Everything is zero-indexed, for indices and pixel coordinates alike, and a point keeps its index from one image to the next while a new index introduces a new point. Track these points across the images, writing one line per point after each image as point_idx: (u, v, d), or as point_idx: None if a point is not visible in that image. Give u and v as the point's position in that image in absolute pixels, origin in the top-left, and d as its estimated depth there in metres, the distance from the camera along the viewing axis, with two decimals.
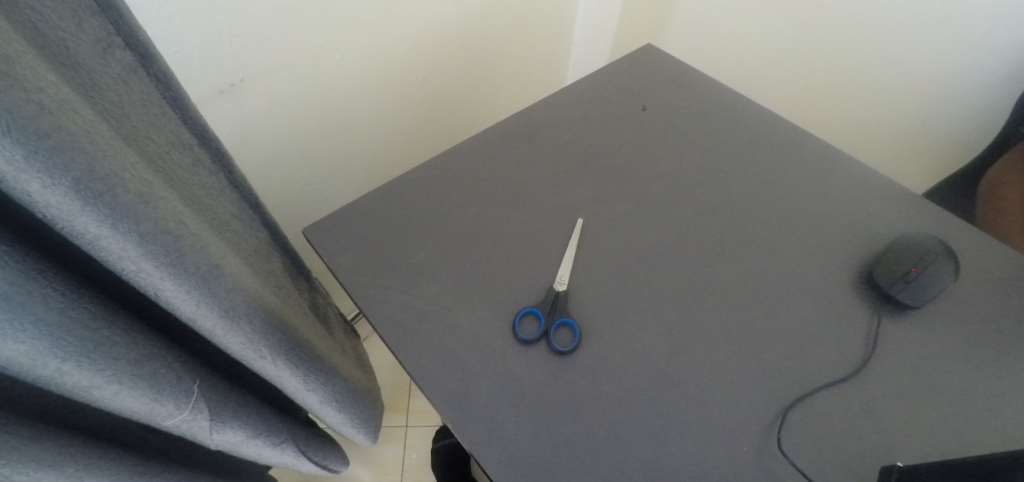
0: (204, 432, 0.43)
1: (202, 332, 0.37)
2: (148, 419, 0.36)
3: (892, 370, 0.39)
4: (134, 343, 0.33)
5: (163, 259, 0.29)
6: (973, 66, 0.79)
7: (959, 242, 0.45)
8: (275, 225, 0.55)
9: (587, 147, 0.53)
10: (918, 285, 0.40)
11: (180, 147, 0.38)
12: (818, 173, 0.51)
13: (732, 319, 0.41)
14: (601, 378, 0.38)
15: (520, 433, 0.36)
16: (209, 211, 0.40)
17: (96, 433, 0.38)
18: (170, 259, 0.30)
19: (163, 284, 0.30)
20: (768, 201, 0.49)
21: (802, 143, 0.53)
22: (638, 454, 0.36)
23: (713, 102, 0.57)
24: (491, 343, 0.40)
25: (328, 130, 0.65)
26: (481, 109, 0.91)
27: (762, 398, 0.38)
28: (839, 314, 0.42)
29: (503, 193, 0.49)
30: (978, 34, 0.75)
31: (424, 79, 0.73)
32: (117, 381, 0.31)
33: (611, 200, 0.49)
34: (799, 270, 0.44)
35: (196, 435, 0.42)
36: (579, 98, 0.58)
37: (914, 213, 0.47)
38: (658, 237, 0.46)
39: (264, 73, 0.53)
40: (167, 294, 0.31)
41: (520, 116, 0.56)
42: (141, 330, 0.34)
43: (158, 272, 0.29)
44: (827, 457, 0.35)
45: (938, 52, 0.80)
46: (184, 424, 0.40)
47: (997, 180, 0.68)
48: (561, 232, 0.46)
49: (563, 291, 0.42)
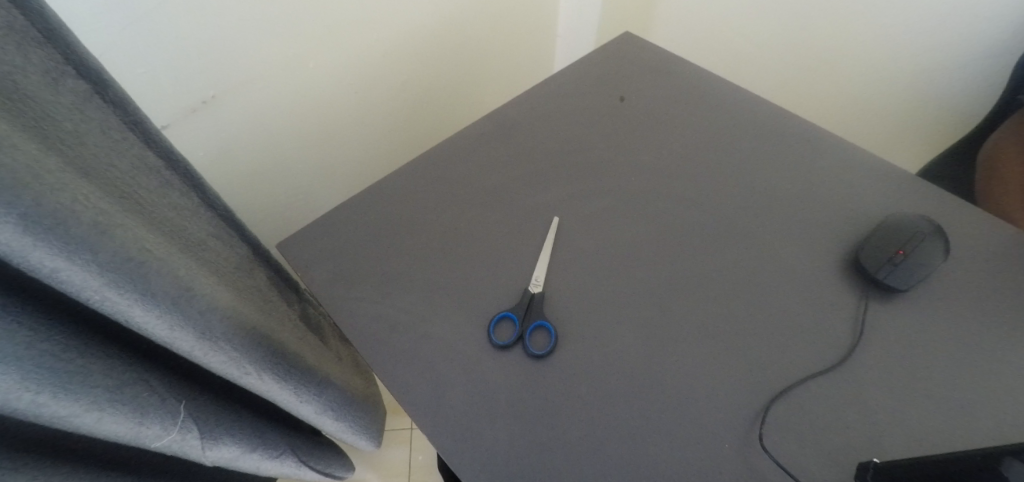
0: (196, 450, 0.43)
1: (181, 354, 0.37)
2: (136, 442, 0.36)
3: (877, 357, 0.38)
4: (110, 370, 0.33)
5: (128, 287, 0.29)
6: (965, 43, 0.78)
7: (947, 219, 0.44)
8: (255, 240, 0.55)
9: (564, 144, 0.52)
10: (905, 269, 0.39)
11: (145, 171, 0.38)
12: (799, 157, 0.50)
13: (714, 313, 0.41)
14: (579, 381, 0.38)
15: (497, 441, 0.36)
16: (182, 234, 0.40)
17: (86, 461, 0.38)
18: (135, 287, 0.30)
19: (132, 311, 0.30)
20: (749, 188, 0.48)
21: (783, 126, 0.52)
22: (617, 456, 0.35)
23: (691, 90, 0.56)
24: (467, 349, 0.39)
25: (311, 139, 0.65)
26: (468, 106, 0.90)
27: (744, 394, 0.37)
28: (824, 302, 0.41)
29: (479, 196, 0.48)
30: (967, 11, 0.75)
31: (405, 81, 0.72)
32: (97, 408, 0.31)
33: (587, 196, 0.48)
34: (782, 257, 0.43)
35: (188, 453, 0.43)
36: (555, 94, 0.57)
37: (899, 192, 0.46)
38: (635, 231, 0.46)
39: (236, 89, 0.52)
40: (140, 320, 0.32)
41: (495, 116, 0.55)
42: (118, 357, 0.35)
43: (125, 300, 0.29)
44: (813, 452, 0.34)
45: (926, 33, 0.79)
46: (174, 443, 0.40)
47: (998, 149, 0.66)
48: (537, 232, 0.46)
49: (538, 293, 0.41)
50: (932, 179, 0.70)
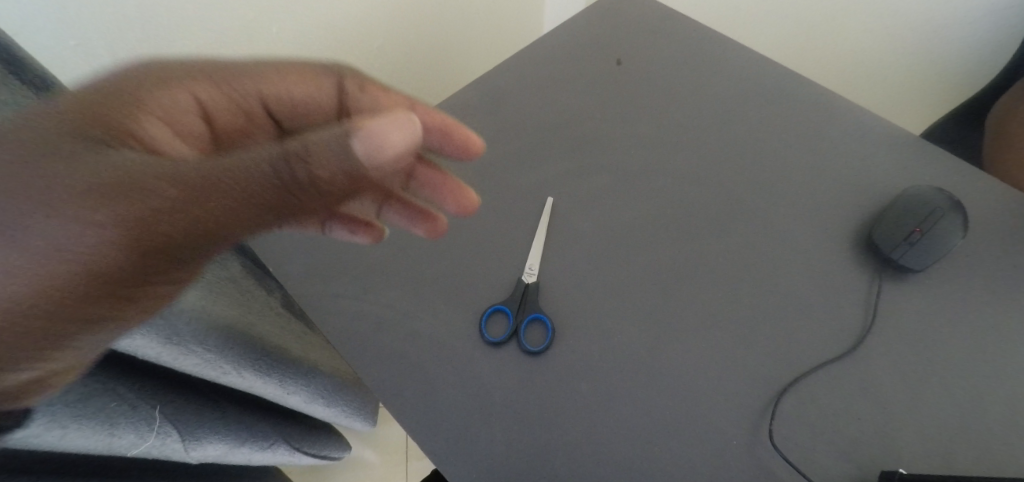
0: (179, 452, 0.41)
1: (147, 358, 0.35)
2: (110, 453, 0.34)
3: (891, 342, 0.36)
4: (69, 384, 0.30)
5: None
6: None
7: (967, 189, 0.41)
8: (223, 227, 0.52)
9: (556, 116, 0.48)
10: (922, 248, 0.37)
11: None
12: (808, 124, 0.46)
13: (719, 299, 0.38)
14: (579, 378, 0.36)
15: (493, 445, 0.34)
16: None
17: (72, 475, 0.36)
18: None
19: None
20: (755, 161, 0.45)
21: (791, 90, 0.48)
22: (620, 455, 0.34)
23: (692, 52, 0.52)
24: (458, 347, 0.37)
25: None
26: (454, 70, 0.82)
27: (752, 386, 0.35)
28: (835, 284, 0.38)
29: (466, 176, 0.45)
30: None
31: (382, 45, 0.64)
32: (60, 426, 0.28)
33: (582, 174, 0.45)
34: (791, 235, 0.41)
35: (171, 456, 0.41)
36: (544, 60, 0.52)
37: (915, 160, 0.43)
38: (634, 211, 0.42)
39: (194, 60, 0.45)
40: None
41: (480, 86, 0.50)
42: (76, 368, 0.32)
43: None
44: (823, 445, 0.33)
45: None
46: (153, 449, 0.38)
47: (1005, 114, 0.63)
48: (530, 215, 0.42)
49: (533, 283, 0.38)
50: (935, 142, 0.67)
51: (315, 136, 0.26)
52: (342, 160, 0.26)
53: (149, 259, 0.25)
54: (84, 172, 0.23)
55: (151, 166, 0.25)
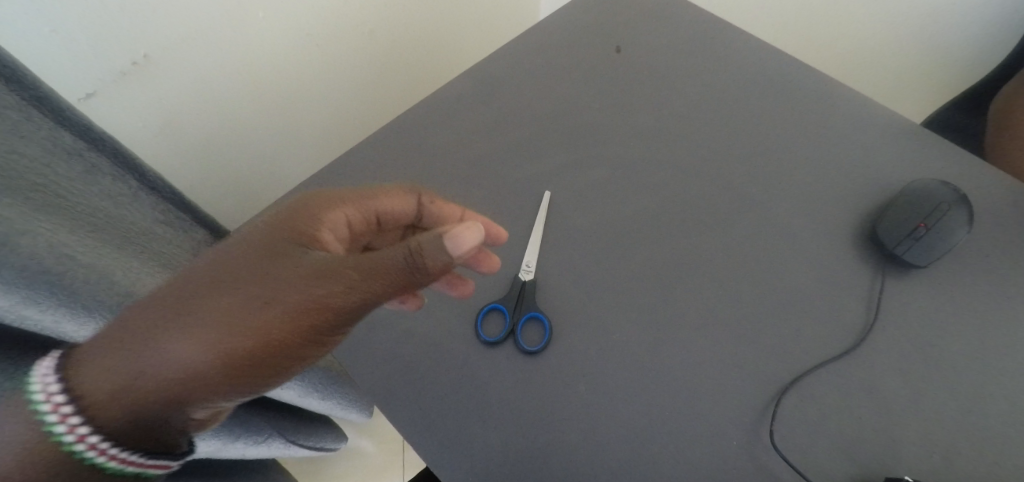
0: None
1: None
2: None
3: (894, 339, 0.35)
4: None
5: (51, 302, 0.26)
6: None
7: (976, 181, 0.40)
8: (214, 221, 0.50)
9: (553, 106, 0.47)
10: (927, 243, 0.36)
11: (62, 155, 0.32)
12: (813, 112, 0.45)
13: (719, 295, 0.37)
14: (577, 377, 0.35)
15: (489, 445, 0.34)
16: (119, 225, 0.36)
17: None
18: (61, 300, 0.26)
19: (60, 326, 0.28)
20: (758, 152, 0.43)
21: (796, 76, 0.47)
22: (619, 456, 0.33)
23: (694, 37, 0.50)
24: (453, 347, 0.36)
25: (267, 104, 0.55)
26: (448, 58, 0.79)
27: (753, 385, 0.34)
28: (838, 279, 0.38)
29: (460, 170, 0.44)
30: None
31: (373, 31, 0.62)
32: None
33: (581, 166, 0.44)
34: (793, 229, 0.40)
35: None
36: (540, 47, 0.51)
37: (922, 150, 0.42)
38: (634, 205, 0.41)
39: (175, 46, 0.43)
40: (71, 333, 0.29)
41: (474, 74, 0.49)
42: None
43: (48, 314, 0.26)
44: (823, 444, 0.33)
45: None
46: None
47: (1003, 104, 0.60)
48: (526, 211, 0.42)
49: (530, 281, 0.38)
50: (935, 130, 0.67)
51: (423, 236, 0.30)
52: (438, 255, 0.29)
53: (288, 342, 0.29)
54: (268, 269, 0.29)
55: (310, 266, 0.30)
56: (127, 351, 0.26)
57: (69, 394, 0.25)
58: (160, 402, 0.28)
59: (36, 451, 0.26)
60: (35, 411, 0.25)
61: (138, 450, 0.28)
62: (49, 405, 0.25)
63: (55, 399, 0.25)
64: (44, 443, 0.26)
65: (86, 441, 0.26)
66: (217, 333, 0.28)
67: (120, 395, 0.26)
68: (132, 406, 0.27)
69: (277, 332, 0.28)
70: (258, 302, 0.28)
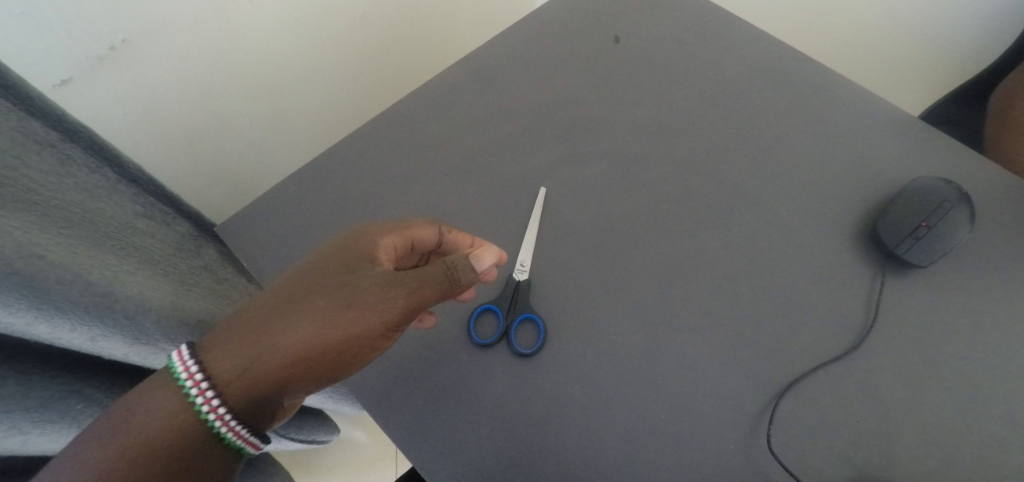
0: None
1: (115, 359, 0.34)
2: None
3: (893, 341, 0.35)
4: (30, 389, 0.28)
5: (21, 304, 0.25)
6: None
7: (986, 177, 0.39)
8: (197, 213, 0.49)
9: (549, 97, 0.46)
10: (929, 242, 0.35)
11: (34, 147, 0.31)
12: (817, 105, 0.44)
13: (718, 295, 0.37)
14: (572, 379, 0.34)
15: (483, 448, 0.33)
16: (97, 220, 0.34)
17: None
18: (31, 302, 0.26)
19: (33, 328, 0.27)
20: (759, 148, 0.42)
21: (799, 68, 0.45)
22: (614, 458, 0.33)
23: (694, 27, 0.49)
24: (446, 349, 0.36)
25: (254, 91, 0.53)
26: (441, 47, 0.76)
27: (751, 387, 0.34)
28: (838, 280, 0.37)
29: (454, 164, 0.43)
30: None
31: (364, 16, 0.59)
32: (20, 432, 0.27)
33: (577, 160, 0.42)
34: (794, 227, 0.39)
35: None
36: (536, 35, 0.49)
37: (927, 145, 0.41)
38: (632, 201, 0.40)
39: (156, 29, 0.41)
40: (48, 336, 0.28)
41: (469, 63, 0.48)
42: (40, 371, 0.30)
43: (21, 317, 0.25)
44: (820, 448, 0.32)
45: None
46: None
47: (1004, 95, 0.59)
48: (521, 207, 0.41)
49: (524, 281, 0.37)
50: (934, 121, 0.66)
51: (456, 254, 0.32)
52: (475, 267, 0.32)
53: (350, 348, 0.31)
54: (344, 276, 0.32)
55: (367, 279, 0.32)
56: (242, 344, 0.30)
57: (202, 374, 0.29)
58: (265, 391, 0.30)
59: (174, 423, 0.28)
60: (179, 386, 0.29)
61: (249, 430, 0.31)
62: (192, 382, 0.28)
63: (194, 378, 0.28)
64: (186, 413, 0.29)
65: (218, 413, 0.29)
66: (308, 333, 0.30)
67: (236, 382, 0.29)
68: (244, 394, 0.29)
69: (358, 332, 0.31)
70: (340, 305, 0.31)
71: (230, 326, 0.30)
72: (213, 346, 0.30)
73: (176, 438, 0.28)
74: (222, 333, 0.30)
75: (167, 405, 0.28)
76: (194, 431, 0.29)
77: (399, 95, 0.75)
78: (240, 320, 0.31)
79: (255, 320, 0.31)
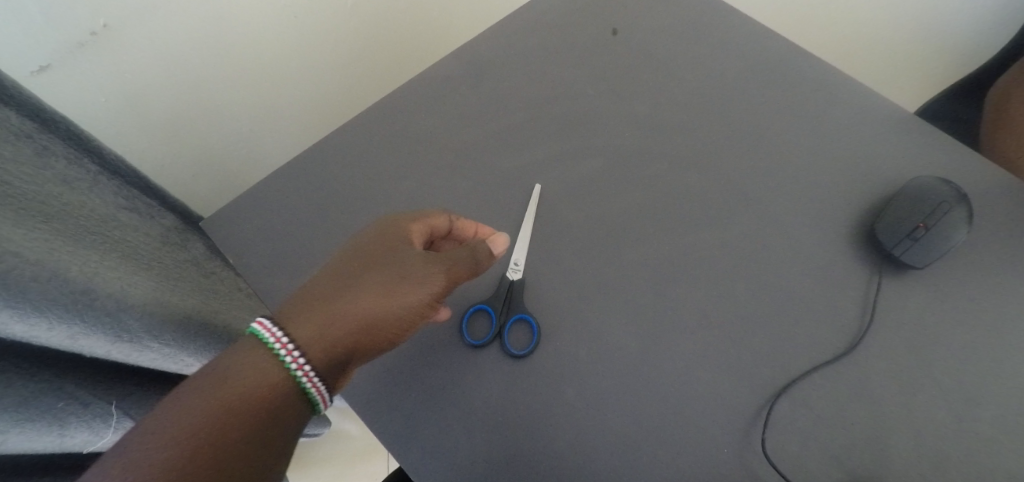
0: None
1: (99, 356, 0.33)
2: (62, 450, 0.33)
3: (888, 344, 0.34)
4: (6, 388, 0.28)
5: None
6: None
7: (988, 178, 0.38)
8: (181, 205, 0.48)
9: (546, 90, 0.45)
10: (926, 244, 0.35)
11: (8, 137, 0.30)
12: (816, 102, 0.43)
13: (713, 295, 0.36)
14: (565, 380, 0.34)
15: (475, 450, 0.33)
16: (77, 212, 0.33)
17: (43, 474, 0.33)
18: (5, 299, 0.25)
19: (10, 326, 0.26)
20: (757, 145, 0.42)
21: (799, 63, 0.45)
22: (607, 460, 0.32)
23: (692, 20, 0.48)
24: (438, 349, 0.35)
25: (242, 79, 0.51)
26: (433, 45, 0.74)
27: (745, 390, 0.34)
28: (835, 281, 0.37)
29: (448, 158, 0.42)
30: None
31: (355, 5, 0.57)
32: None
33: (572, 156, 0.42)
34: (792, 227, 0.39)
35: None
36: (532, 26, 0.48)
37: (927, 143, 0.40)
38: (627, 199, 0.40)
39: (139, 14, 0.39)
40: (25, 334, 0.27)
41: (464, 54, 0.46)
42: (17, 368, 0.29)
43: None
44: (813, 450, 0.32)
45: None
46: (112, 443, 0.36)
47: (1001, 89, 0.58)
48: (516, 204, 0.40)
49: (518, 280, 0.36)
50: (930, 116, 0.65)
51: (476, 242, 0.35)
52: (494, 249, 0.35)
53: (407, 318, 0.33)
54: (396, 248, 0.34)
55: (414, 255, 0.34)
56: (316, 313, 0.31)
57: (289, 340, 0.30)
58: (340, 354, 0.31)
59: (265, 380, 0.29)
60: (268, 347, 0.30)
61: (328, 390, 0.32)
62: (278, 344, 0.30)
63: (281, 342, 0.30)
64: (275, 372, 0.30)
65: (305, 370, 0.30)
66: (372, 300, 0.32)
67: (316, 346, 0.30)
68: (322, 357, 0.31)
69: (414, 299, 0.33)
70: (398, 274, 0.33)
71: (299, 302, 0.32)
72: (289, 318, 0.31)
73: (263, 396, 0.29)
74: (292, 308, 0.32)
75: (258, 363, 0.29)
76: (280, 390, 0.30)
77: (387, 90, 0.73)
78: (308, 296, 0.32)
79: (323, 294, 0.32)
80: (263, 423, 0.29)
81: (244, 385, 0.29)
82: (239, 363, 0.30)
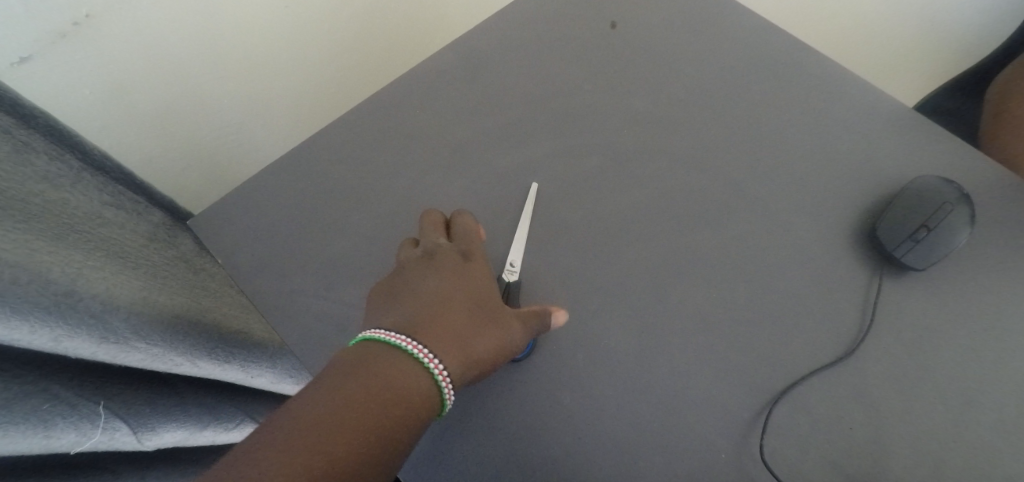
0: (135, 444, 0.39)
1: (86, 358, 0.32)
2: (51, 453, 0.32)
3: (887, 347, 0.34)
4: None
5: None
6: None
7: (989, 178, 0.38)
8: (167, 201, 0.47)
9: (541, 85, 0.43)
10: (927, 247, 0.34)
11: None
12: (818, 100, 0.42)
13: (711, 297, 0.36)
14: (561, 384, 0.34)
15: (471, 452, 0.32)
16: (57, 210, 0.32)
17: (35, 474, 0.33)
18: None
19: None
20: (757, 145, 0.41)
21: (801, 60, 0.43)
22: (604, 464, 0.32)
23: (691, 13, 0.46)
24: None
25: (231, 69, 0.50)
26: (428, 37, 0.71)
27: (743, 394, 0.33)
28: (835, 284, 0.36)
29: (441, 155, 0.41)
30: None
31: None
32: None
33: (568, 153, 0.41)
34: (792, 228, 0.38)
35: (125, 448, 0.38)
36: (527, 19, 0.47)
37: (930, 141, 0.40)
38: (624, 198, 0.39)
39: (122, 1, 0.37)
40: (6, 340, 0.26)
41: (456, 48, 0.45)
42: None
43: None
44: (810, 454, 0.32)
45: None
46: (103, 444, 0.35)
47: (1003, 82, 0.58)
48: (512, 203, 0.39)
49: (513, 283, 0.36)
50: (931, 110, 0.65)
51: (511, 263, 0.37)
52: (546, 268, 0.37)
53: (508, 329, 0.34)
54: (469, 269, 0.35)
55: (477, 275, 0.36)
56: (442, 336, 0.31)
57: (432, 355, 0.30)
58: (481, 364, 0.32)
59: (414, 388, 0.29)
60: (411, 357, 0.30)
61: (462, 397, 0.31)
62: (422, 354, 0.30)
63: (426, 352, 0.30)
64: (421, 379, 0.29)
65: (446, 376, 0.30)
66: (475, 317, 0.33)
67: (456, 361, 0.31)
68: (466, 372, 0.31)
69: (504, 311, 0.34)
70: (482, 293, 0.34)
71: (414, 326, 0.31)
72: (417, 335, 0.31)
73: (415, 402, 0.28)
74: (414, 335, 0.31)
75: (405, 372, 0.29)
76: (416, 399, 0.28)
77: (380, 85, 0.71)
78: (423, 321, 0.32)
79: (433, 315, 0.32)
80: (401, 432, 0.27)
81: (400, 393, 0.28)
82: (386, 370, 0.28)
